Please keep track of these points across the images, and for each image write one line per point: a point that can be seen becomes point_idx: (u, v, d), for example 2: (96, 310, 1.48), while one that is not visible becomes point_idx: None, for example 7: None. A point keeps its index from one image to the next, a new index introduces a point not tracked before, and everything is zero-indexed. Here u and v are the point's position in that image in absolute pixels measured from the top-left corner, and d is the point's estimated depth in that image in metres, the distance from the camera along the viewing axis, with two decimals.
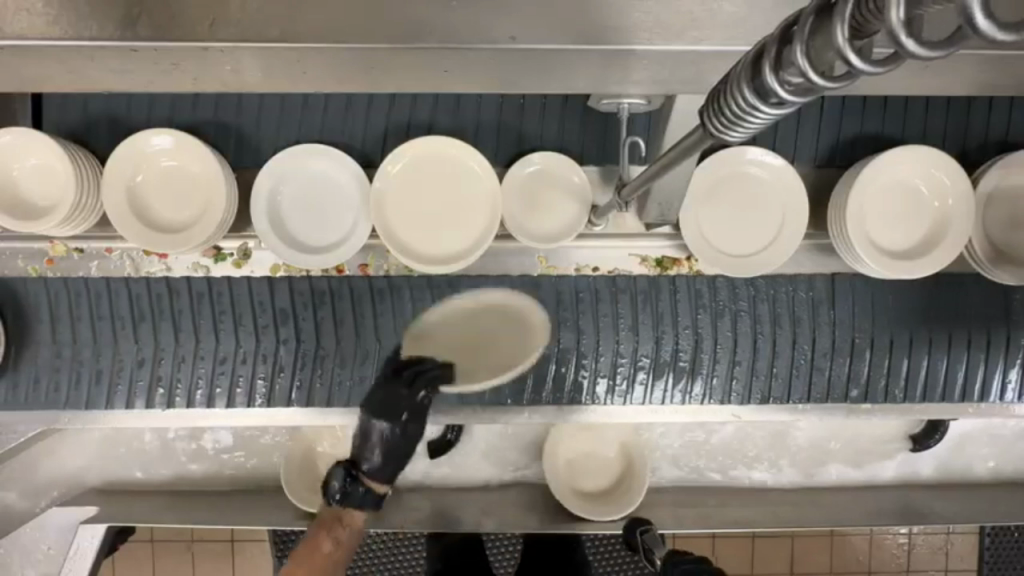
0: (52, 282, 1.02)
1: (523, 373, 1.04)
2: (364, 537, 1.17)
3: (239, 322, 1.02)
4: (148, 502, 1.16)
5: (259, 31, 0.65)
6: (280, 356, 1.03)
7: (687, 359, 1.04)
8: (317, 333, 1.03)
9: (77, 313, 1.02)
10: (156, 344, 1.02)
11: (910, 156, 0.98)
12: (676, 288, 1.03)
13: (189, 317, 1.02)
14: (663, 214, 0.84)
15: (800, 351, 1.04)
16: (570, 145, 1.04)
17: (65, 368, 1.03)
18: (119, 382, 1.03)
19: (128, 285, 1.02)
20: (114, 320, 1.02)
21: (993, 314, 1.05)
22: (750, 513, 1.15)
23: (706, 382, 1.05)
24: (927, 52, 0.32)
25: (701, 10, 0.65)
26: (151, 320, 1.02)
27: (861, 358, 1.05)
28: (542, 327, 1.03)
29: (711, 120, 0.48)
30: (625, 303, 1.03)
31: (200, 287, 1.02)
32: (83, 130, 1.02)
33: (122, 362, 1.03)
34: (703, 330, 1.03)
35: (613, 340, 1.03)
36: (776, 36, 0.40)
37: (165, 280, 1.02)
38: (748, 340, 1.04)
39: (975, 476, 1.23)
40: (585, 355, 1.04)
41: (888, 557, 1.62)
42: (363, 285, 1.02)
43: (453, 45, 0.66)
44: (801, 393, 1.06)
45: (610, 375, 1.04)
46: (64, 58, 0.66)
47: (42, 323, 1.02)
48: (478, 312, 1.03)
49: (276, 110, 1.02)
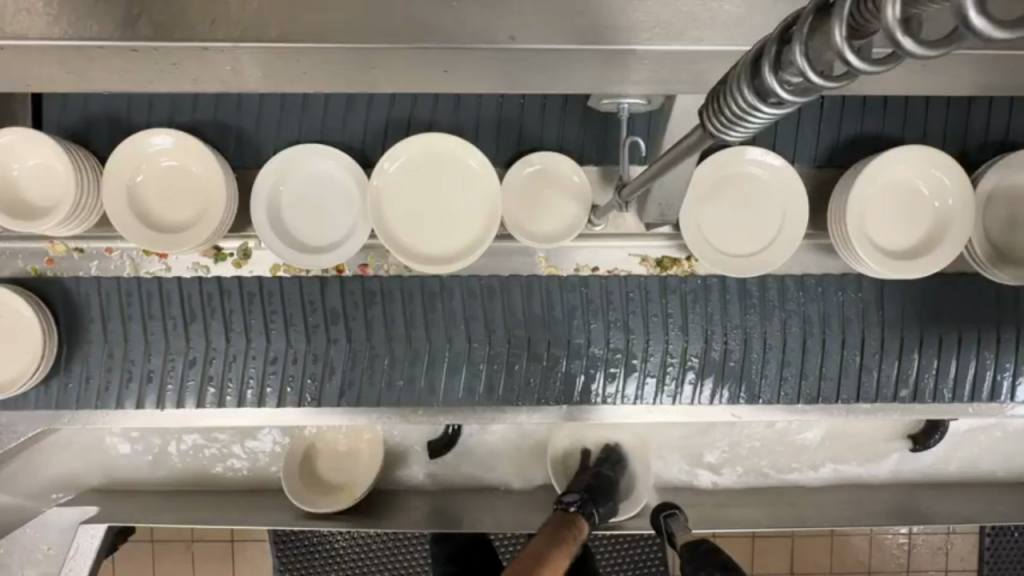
0: (104, 281, 1.01)
1: (571, 374, 1.03)
2: (362, 534, 1.18)
3: (290, 322, 1.01)
4: (147, 503, 1.16)
5: (259, 31, 0.65)
6: (331, 356, 1.02)
7: (738, 360, 1.03)
8: (368, 333, 1.01)
9: (128, 313, 1.01)
10: (207, 344, 1.01)
11: (910, 157, 0.98)
12: (728, 290, 1.02)
13: (239, 317, 1.01)
14: (663, 214, 0.84)
15: (850, 357, 1.04)
16: (570, 145, 1.04)
17: (117, 367, 1.01)
18: (169, 381, 1.02)
19: (180, 284, 1.01)
20: (165, 319, 1.01)
21: (996, 314, 1.04)
22: (752, 513, 1.15)
23: (755, 383, 1.04)
24: (927, 52, 0.32)
25: (701, 10, 0.65)
26: (202, 320, 1.01)
27: (909, 358, 1.04)
28: (590, 327, 1.02)
29: (712, 120, 0.48)
30: (674, 303, 1.02)
31: (251, 287, 1.01)
32: (82, 130, 1.02)
33: (173, 362, 1.01)
34: (753, 330, 1.02)
35: (663, 339, 1.02)
36: (775, 36, 0.40)
37: (217, 281, 1.01)
38: (799, 340, 1.03)
39: (976, 475, 1.23)
40: (635, 355, 1.03)
41: (888, 557, 1.62)
42: (414, 286, 1.01)
43: (455, 45, 0.66)
44: (851, 393, 1.05)
45: (659, 374, 1.03)
46: (63, 57, 0.66)
47: (93, 321, 1.01)
48: (528, 313, 1.02)
49: (276, 110, 1.02)
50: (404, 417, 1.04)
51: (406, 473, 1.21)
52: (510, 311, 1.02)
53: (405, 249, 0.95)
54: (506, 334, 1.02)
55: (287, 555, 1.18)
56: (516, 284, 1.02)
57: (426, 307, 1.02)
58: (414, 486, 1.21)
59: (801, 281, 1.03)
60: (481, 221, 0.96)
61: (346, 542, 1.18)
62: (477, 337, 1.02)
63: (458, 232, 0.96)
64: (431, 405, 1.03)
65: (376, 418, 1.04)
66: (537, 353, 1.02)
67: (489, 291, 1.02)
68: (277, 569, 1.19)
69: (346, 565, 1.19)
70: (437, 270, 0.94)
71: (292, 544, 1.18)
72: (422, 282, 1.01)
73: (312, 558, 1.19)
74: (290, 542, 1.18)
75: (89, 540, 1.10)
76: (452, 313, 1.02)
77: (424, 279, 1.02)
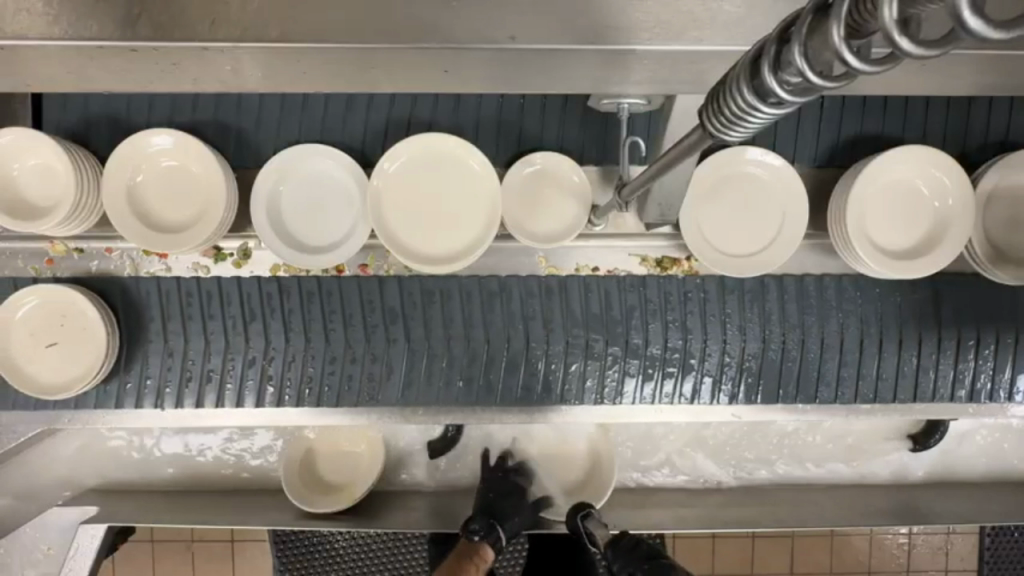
0: (164, 281, 1.01)
1: (627, 374, 1.02)
2: (360, 534, 1.18)
3: (349, 321, 1.01)
4: (146, 503, 1.15)
5: (258, 31, 0.65)
6: (390, 356, 1.02)
7: (795, 360, 1.03)
8: (427, 333, 1.01)
9: (188, 313, 1.01)
10: (267, 343, 1.01)
11: (910, 157, 0.98)
12: (785, 290, 1.03)
13: (299, 317, 1.01)
14: (663, 214, 0.84)
15: (907, 359, 1.04)
16: (570, 146, 1.04)
17: (177, 367, 1.01)
18: (229, 381, 1.02)
19: (239, 284, 1.01)
20: (224, 318, 1.01)
21: (996, 313, 1.04)
22: (752, 512, 1.15)
23: (812, 384, 1.04)
24: (924, 52, 0.32)
25: (701, 10, 0.65)
26: (262, 320, 1.01)
27: (966, 359, 1.04)
28: (648, 327, 1.02)
29: (711, 120, 0.47)
30: (732, 303, 1.02)
31: (310, 286, 1.01)
32: (82, 130, 1.02)
33: (233, 361, 1.01)
34: (811, 328, 1.03)
35: (721, 338, 1.02)
36: (775, 36, 0.40)
37: (276, 281, 1.01)
38: (856, 339, 1.03)
39: (975, 476, 1.23)
40: (693, 356, 1.02)
41: (888, 557, 1.62)
42: (475, 285, 1.01)
43: (453, 45, 0.66)
44: (908, 394, 1.05)
45: (717, 374, 1.03)
46: (61, 58, 0.66)
47: (153, 320, 1.01)
48: (586, 312, 1.02)
49: (276, 110, 1.02)
50: (404, 417, 1.04)
51: (407, 474, 1.21)
52: (568, 311, 1.02)
53: (403, 248, 0.95)
54: (564, 334, 1.01)
55: (287, 554, 1.18)
56: (575, 282, 1.02)
57: (486, 306, 1.01)
58: (414, 487, 1.21)
59: (855, 281, 1.03)
60: (481, 221, 0.97)
61: (346, 542, 1.18)
62: (536, 337, 1.01)
63: (458, 233, 0.96)
64: (430, 404, 1.03)
65: (376, 419, 1.04)
66: (595, 353, 1.02)
67: (548, 290, 1.02)
68: (277, 569, 1.19)
69: (346, 565, 1.19)
70: (436, 270, 0.94)
71: (292, 544, 1.18)
72: (483, 282, 1.01)
73: (312, 559, 1.19)
74: (290, 542, 1.18)
75: (89, 540, 1.10)
76: (511, 313, 1.01)
77: (485, 279, 1.02)
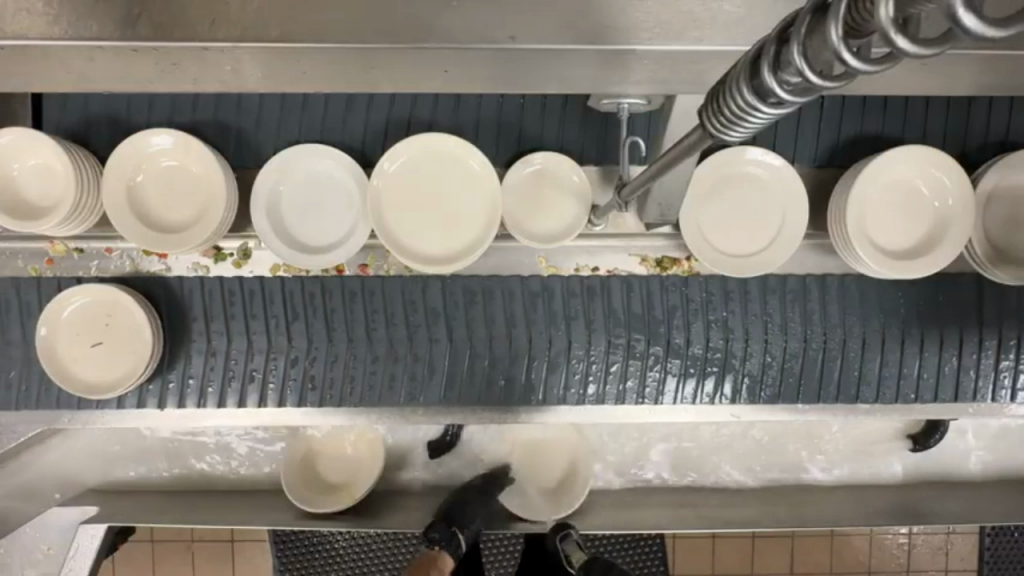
0: (207, 281, 1.01)
1: (668, 374, 1.03)
2: (359, 534, 1.18)
3: (392, 321, 1.01)
4: (146, 503, 1.15)
5: (258, 31, 0.65)
6: (432, 357, 1.01)
7: (837, 359, 1.03)
8: (469, 334, 1.01)
9: (232, 313, 1.01)
10: (309, 343, 1.01)
11: (910, 157, 0.98)
12: (826, 288, 1.03)
13: (342, 317, 1.01)
14: (663, 214, 0.84)
15: (947, 358, 1.04)
16: (570, 146, 1.03)
17: (219, 366, 1.02)
18: (271, 380, 1.02)
19: (282, 284, 1.01)
20: (267, 318, 1.01)
21: (995, 313, 1.04)
22: (753, 512, 1.15)
23: (852, 384, 1.04)
24: (921, 51, 0.32)
25: (701, 10, 0.65)
26: (305, 320, 1.01)
27: (1007, 358, 1.04)
28: (689, 327, 1.02)
29: (711, 120, 0.47)
30: (773, 303, 1.03)
31: (353, 286, 1.01)
32: (82, 130, 1.02)
33: (275, 361, 1.01)
34: (852, 328, 1.03)
35: (763, 339, 1.02)
36: (774, 36, 0.40)
37: (319, 280, 1.01)
38: (897, 339, 1.03)
39: (975, 475, 1.23)
40: (734, 356, 1.03)
41: (888, 557, 1.62)
42: (519, 285, 1.01)
43: (453, 45, 0.66)
44: (948, 393, 1.05)
45: (758, 375, 1.03)
46: (60, 58, 0.66)
47: (196, 319, 1.01)
48: (628, 312, 1.02)
49: (275, 110, 1.02)
50: (404, 416, 1.04)
51: (407, 475, 1.21)
52: (610, 311, 1.02)
53: (401, 247, 0.95)
54: (605, 334, 1.01)
55: (287, 555, 1.18)
56: (617, 280, 1.02)
57: (529, 306, 1.01)
58: (414, 486, 1.21)
59: (861, 282, 1.03)
60: (482, 221, 0.96)
61: (346, 542, 1.18)
62: (578, 337, 1.01)
63: (457, 232, 0.96)
64: (429, 405, 1.03)
65: (376, 419, 1.05)
66: (637, 353, 1.02)
67: (589, 289, 1.02)
68: (277, 569, 1.19)
69: (346, 565, 1.19)
70: (435, 269, 0.94)
71: (292, 544, 1.18)
72: (527, 282, 1.02)
73: (312, 559, 1.19)
74: (290, 542, 1.18)
75: (89, 540, 1.10)
76: (554, 313, 1.01)
77: (529, 279, 1.02)
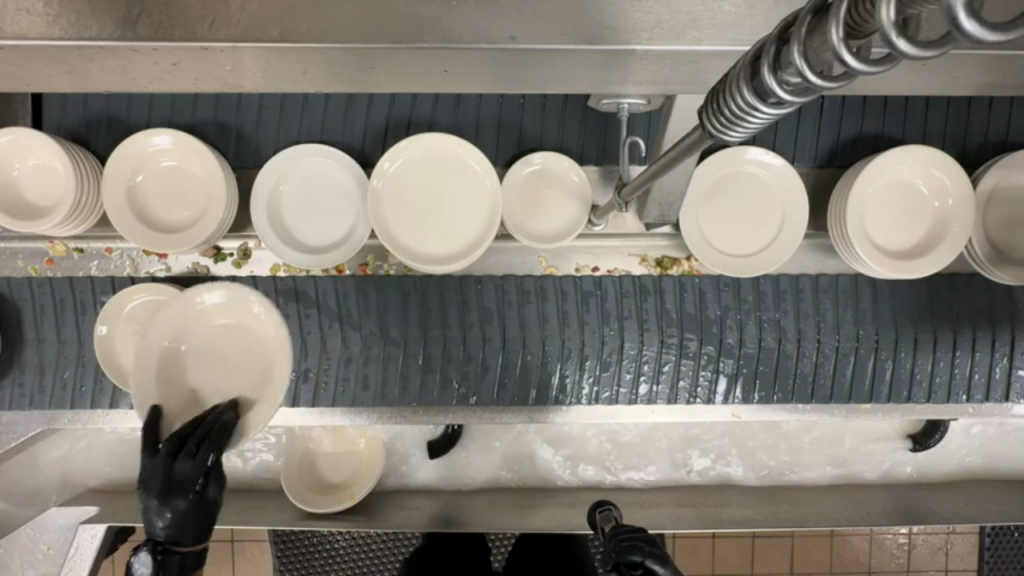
0: (260, 280, 1.01)
1: (720, 374, 1.03)
2: (360, 534, 1.18)
3: (446, 321, 1.01)
4: None
5: (258, 31, 0.65)
6: (487, 357, 1.02)
7: (888, 361, 1.04)
8: (524, 334, 1.01)
9: (286, 312, 1.01)
10: (364, 343, 1.02)
11: (910, 157, 0.98)
12: (877, 288, 1.03)
13: (396, 317, 1.02)
14: (663, 214, 0.84)
15: (998, 359, 1.04)
16: (570, 146, 1.04)
17: None
18: (325, 381, 1.02)
19: (336, 285, 1.01)
20: (321, 317, 1.01)
21: (1003, 314, 1.04)
22: (751, 511, 1.14)
23: (904, 386, 1.05)
24: (921, 53, 0.32)
25: (701, 10, 0.65)
26: (359, 320, 1.01)
27: None
28: (743, 327, 1.02)
29: (711, 120, 0.47)
30: (826, 302, 1.03)
31: (408, 285, 1.01)
32: (82, 130, 1.02)
33: (329, 361, 1.02)
34: (904, 329, 1.03)
35: (816, 338, 1.03)
36: (775, 36, 0.40)
37: (374, 279, 1.01)
38: (949, 338, 1.04)
39: (976, 474, 1.23)
40: (787, 356, 1.03)
41: (888, 557, 1.62)
42: (574, 285, 1.02)
43: (453, 45, 0.66)
44: (1000, 393, 1.05)
45: (811, 376, 1.04)
46: (62, 58, 0.66)
47: None
48: (681, 312, 1.02)
49: (275, 109, 1.02)
50: (404, 416, 1.05)
51: (407, 474, 1.21)
52: (663, 310, 1.02)
53: (399, 245, 0.95)
54: (658, 334, 1.02)
55: (287, 555, 1.18)
56: (669, 280, 1.02)
57: (582, 306, 1.02)
58: (414, 486, 1.21)
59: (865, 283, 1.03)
60: (482, 221, 0.97)
61: (346, 542, 1.18)
62: (631, 337, 1.02)
63: (456, 232, 0.97)
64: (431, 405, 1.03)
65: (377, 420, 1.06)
66: (690, 352, 1.02)
67: (642, 288, 1.02)
68: (277, 569, 1.19)
69: (345, 565, 1.19)
70: (434, 267, 0.93)
71: (292, 544, 1.18)
72: (581, 282, 1.02)
73: (311, 558, 1.19)
74: (290, 542, 1.18)
75: (88, 540, 1.10)
76: (607, 312, 1.02)
77: (582, 278, 1.02)
